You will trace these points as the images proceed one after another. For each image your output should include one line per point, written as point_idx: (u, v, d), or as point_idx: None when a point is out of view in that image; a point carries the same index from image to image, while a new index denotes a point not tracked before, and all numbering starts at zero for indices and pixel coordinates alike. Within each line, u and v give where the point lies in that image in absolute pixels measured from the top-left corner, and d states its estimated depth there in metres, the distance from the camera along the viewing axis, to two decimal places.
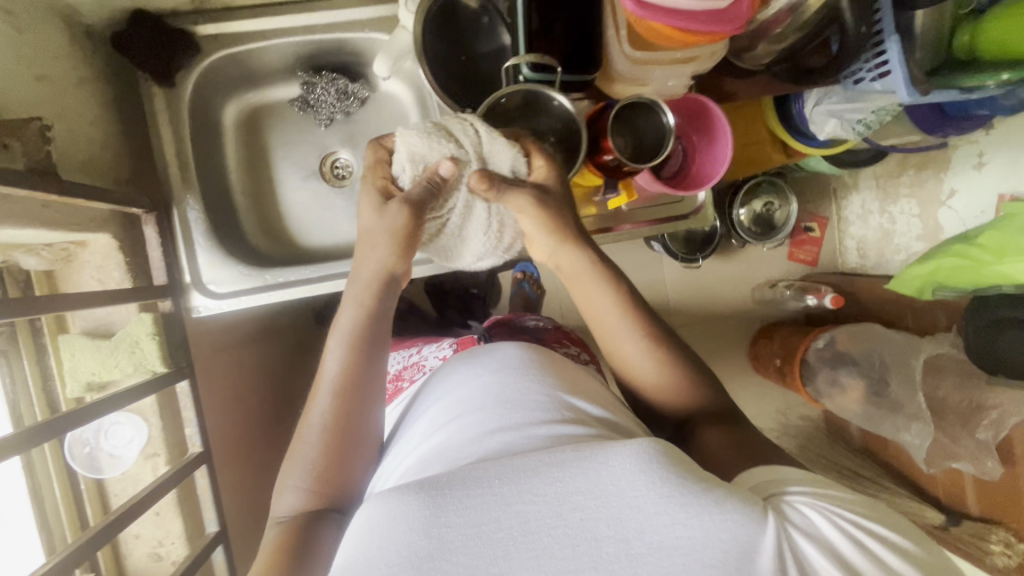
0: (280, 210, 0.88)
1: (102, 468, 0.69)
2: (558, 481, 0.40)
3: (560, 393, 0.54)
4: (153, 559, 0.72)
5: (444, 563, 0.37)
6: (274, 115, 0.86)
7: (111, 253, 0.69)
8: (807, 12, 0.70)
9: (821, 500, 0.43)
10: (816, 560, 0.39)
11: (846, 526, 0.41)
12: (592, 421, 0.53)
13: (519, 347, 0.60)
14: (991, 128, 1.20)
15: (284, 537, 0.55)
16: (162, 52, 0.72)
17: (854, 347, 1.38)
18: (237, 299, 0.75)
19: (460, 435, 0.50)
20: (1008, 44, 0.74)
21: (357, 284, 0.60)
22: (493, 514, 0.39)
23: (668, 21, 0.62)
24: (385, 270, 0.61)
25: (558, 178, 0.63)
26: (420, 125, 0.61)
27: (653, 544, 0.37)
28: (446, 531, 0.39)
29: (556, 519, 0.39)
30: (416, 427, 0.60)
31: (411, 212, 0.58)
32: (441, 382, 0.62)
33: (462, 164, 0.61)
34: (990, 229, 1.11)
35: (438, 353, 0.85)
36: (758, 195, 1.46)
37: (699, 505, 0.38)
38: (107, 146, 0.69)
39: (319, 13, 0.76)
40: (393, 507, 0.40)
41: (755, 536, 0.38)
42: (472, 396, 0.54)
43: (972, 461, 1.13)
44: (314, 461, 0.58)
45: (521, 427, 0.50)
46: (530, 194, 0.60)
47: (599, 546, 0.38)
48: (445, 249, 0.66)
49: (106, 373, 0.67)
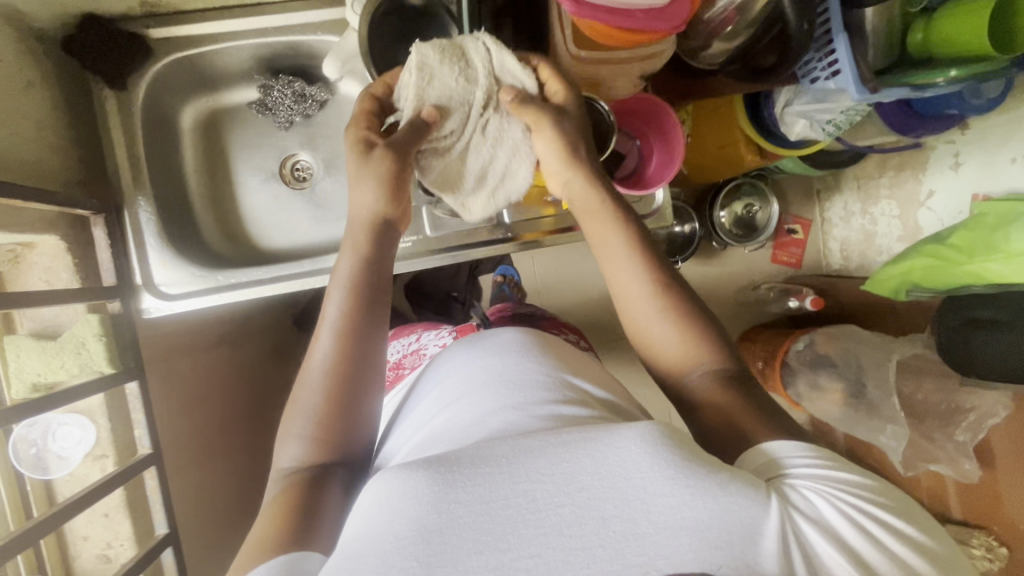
0: (240, 211, 0.88)
1: (50, 469, 0.69)
2: (564, 463, 0.44)
3: (562, 378, 0.59)
4: (102, 561, 0.72)
5: (455, 537, 0.41)
6: (233, 117, 0.87)
7: (59, 254, 0.69)
8: (753, 11, 0.69)
9: (827, 484, 0.47)
10: (818, 542, 0.43)
11: (849, 512, 0.45)
12: (593, 405, 0.58)
13: (519, 333, 0.66)
14: (966, 127, 1.18)
15: (287, 489, 0.55)
16: (113, 56, 0.73)
17: (833, 349, 1.34)
18: (188, 300, 0.76)
19: (471, 421, 0.55)
20: (956, 41, 0.73)
21: (352, 229, 0.63)
22: (501, 493, 0.43)
23: (604, 18, 0.62)
24: (376, 214, 0.63)
25: (576, 100, 0.68)
26: (436, 43, 0.65)
27: (659, 523, 0.41)
28: (456, 507, 0.42)
29: (563, 498, 0.42)
30: (424, 410, 0.64)
31: (402, 151, 0.63)
32: (444, 370, 0.66)
33: (470, 83, 0.67)
34: (962, 228, 1.09)
35: (438, 341, 0.89)
36: (738, 196, 1.43)
37: (702, 487, 0.42)
38: (56, 149, 0.70)
39: (271, 16, 0.76)
40: (404, 484, 0.44)
41: (757, 518, 0.42)
42: (481, 386, 0.58)
43: (949, 464, 1.14)
44: (315, 406, 0.58)
45: (527, 414, 0.54)
46: (548, 113, 0.65)
47: (605, 525, 0.41)
48: (448, 174, 0.71)
49: (51, 374, 0.67)
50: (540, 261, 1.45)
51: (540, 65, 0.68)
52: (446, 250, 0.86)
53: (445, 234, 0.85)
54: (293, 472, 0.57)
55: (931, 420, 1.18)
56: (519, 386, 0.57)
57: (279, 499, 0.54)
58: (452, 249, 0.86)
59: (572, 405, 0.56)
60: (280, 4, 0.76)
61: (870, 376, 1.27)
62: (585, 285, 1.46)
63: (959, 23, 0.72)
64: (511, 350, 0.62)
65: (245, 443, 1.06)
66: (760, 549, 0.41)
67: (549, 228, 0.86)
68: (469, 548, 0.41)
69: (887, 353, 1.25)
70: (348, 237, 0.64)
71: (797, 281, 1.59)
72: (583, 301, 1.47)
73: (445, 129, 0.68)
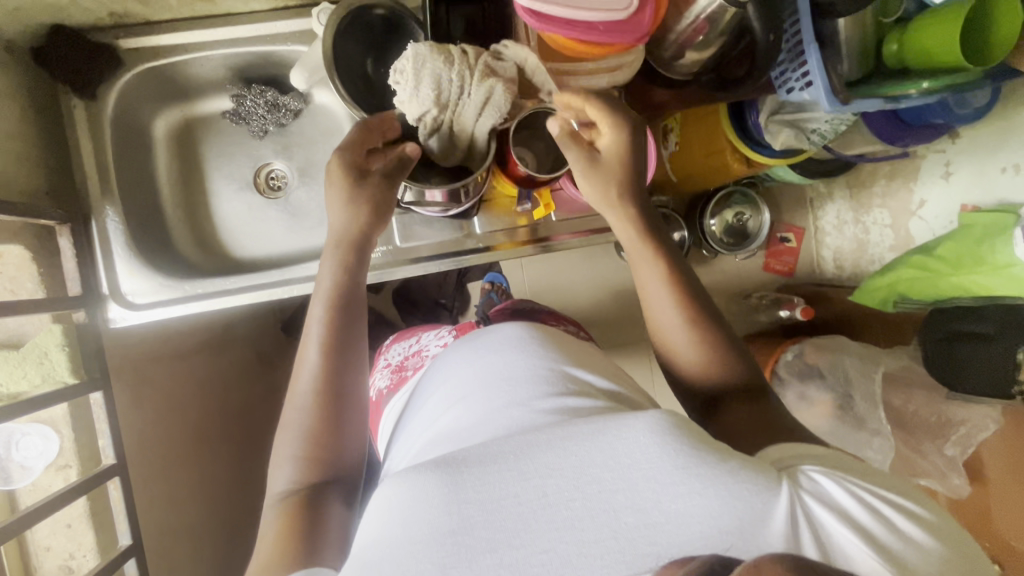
0: (213, 220, 0.88)
1: (13, 479, 0.70)
2: (573, 457, 0.45)
3: (563, 366, 0.59)
4: (63, 572, 0.72)
5: (469, 537, 0.43)
6: (207, 126, 0.87)
7: (24, 264, 0.70)
8: (723, 22, 0.68)
9: (835, 472, 0.47)
10: (831, 524, 0.43)
11: (861, 495, 0.44)
12: (596, 391, 0.58)
13: (520, 326, 0.66)
14: (956, 137, 1.16)
15: (288, 512, 0.55)
16: (81, 67, 0.73)
17: (822, 360, 1.27)
18: (154, 310, 0.76)
19: (477, 415, 0.55)
20: (927, 51, 0.72)
21: (331, 250, 0.65)
22: (512, 490, 0.44)
23: (564, 31, 0.61)
24: (354, 233, 0.65)
25: (619, 143, 0.65)
26: (425, 44, 0.62)
27: (670, 512, 0.43)
28: (468, 507, 0.44)
29: (574, 493, 0.44)
30: (430, 403, 0.65)
31: (388, 187, 0.66)
32: (448, 363, 0.67)
33: (464, 79, 0.63)
34: (948, 240, 1.06)
35: (438, 341, 0.89)
36: (729, 205, 1.40)
37: (712, 476, 0.43)
38: (24, 159, 0.70)
39: (242, 26, 0.76)
40: (415, 487, 0.45)
41: (767, 501, 0.43)
42: (485, 380, 0.59)
43: (939, 479, 1.09)
44: (305, 424, 0.59)
45: (533, 405, 0.54)
46: (580, 161, 0.66)
47: (618, 517, 0.43)
48: (459, 150, 0.71)
49: (13, 384, 0.68)
50: (529, 269, 1.41)
51: (587, 101, 0.65)
52: (417, 261, 0.85)
53: (415, 245, 0.85)
54: (288, 494, 0.57)
55: (921, 433, 1.14)
56: (522, 378, 0.57)
57: (281, 521, 0.54)
58: (425, 259, 0.86)
59: (577, 393, 0.56)
60: (250, 15, 0.76)
61: (859, 389, 1.21)
62: (573, 293, 1.43)
63: (934, 32, 0.70)
64: (514, 342, 0.63)
65: (225, 450, 1.06)
66: (768, 534, 0.42)
67: (522, 238, 0.85)
68: (484, 547, 0.43)
69: (874, 364, 1.21)
70: (327, 257, 0.66)
71: (795, 291, 1.52)
72: (568, 311, 1.44)
73: (449, 116, 0.66)
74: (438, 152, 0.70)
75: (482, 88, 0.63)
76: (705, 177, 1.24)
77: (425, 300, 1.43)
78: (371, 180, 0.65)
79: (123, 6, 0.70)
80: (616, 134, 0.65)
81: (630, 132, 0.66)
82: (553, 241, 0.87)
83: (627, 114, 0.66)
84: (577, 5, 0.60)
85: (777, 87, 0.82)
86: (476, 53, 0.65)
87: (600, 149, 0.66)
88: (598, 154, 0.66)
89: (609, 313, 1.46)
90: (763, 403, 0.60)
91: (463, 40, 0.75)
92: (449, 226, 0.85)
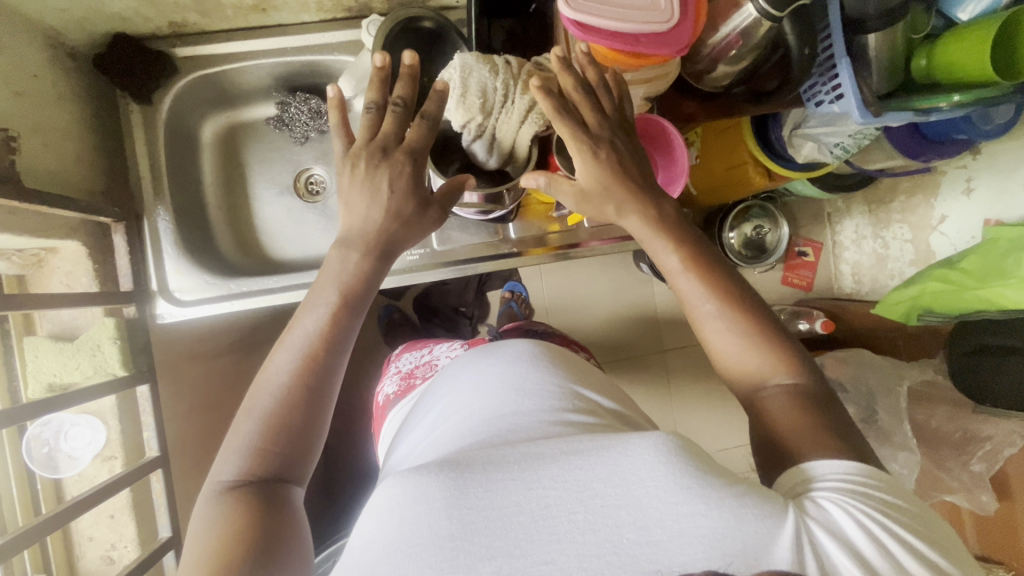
0: (254, 222, 0.90)
1: (59, 468, 0.73)
2: (576, 470, 0.47)
3: (569, 384, 0.62)
4: (106, 562, 0.75)
5: (468, 542, 0.44)
6: (251, 132, 0.90)
7: (80, 259, 0.74)
8: (756, 37, 0.70)
9: (851, 497, 0.48)
10: (834, 551, 0.44)
11: (871, 528, 0.46)
12: (598, 410, 0.60)
13: (529, 344, 0.68)
14: (977, 153, 1.19)
15: (234, 507, 0.54)
16: (138, 73, 0.77)
17: (844, 374, 1.23)
18: (200, 306, 0.79)
19: (479, 421, 0.57)
20: (958, 66, 0.74)
21: (350, 246, 0.64)
22: (513, 500, 0.46)
23: (609, 43, 0.64)
24: (377, 237, 0.65)
25: (592, 171, 0.65)
26: (467, 57, 0.65)
27: (672, 531, 0.44)
28: (468, 513, 0.45)
29: (576, 505, 0.45)
30: (434, 408, 0.67)
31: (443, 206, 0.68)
32: (458, 372, 0.68)
33: (508, 87, 0.65)
34: (973, 253, 1.08)
35: (450, 352, 0.90)
36: (747, 218, 1.41)
37: (717, 499, 0.45)
38: (83, 160, 0.74)
39: (292, 36, 0.80)
40: (415, 489, 0.47)
41: (772, 527, 0.44)
42: (492, 390, 0.61)
43: (965, 495, 1.07)
44: (273, 416, 0.58)
45: (537, 418, 0.56)
46: (572, 195, 0.68)
47: (619, 532, 0.44)
48: (507, 156, 0.72)
49: (66, 374, 0.71)
50: (548, 277, 1.43)
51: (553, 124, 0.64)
52: (453, 264, 0.88)
53: (451, 248, 0.87)
54: (233, 486, 0.56)
55: (945, 449, 1.12)
56: (528, 391, 0.60)
57: (228, 515, 0.53)
58: (457, 263, 0.88)
59: (580, 411, 0.58)
60: (299, 26, 0.80)
61: (882, 402, 1.17)
62: (591, 303, 1.45)
63: (964, 49, 0.72)
64: (522, 357, 0.65)
65: None
66: (775, 560, 0.43)
67: (555, 243, 0.88)
68: (483, 554, 0.44)
69: (898, 377, 1.19)
70: (342, 239, 0.65)
71: (808, 305, 1.47)
72: (588, 319, 1.45)
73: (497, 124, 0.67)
74: (487, 159, 0.71)
75: (526, 98, 0.65)
76: (723, 192, 1.25)
77: (446, 307, 1.39)
78: (429, 216, 0.68)
79: (182, 16, 0.74)
80: (585, 161, 0.64)
81: (604, 158, 0.65)
82: (581, 246, 0.89)
83: (592, 135, 0.64)
84: (623, 19, 0.62)
85: (805, 100, 0.85)
86: (518, 64, 0.68)
87: (580, 180, 0.66)
88: (582, 186, 0.66)
89: (628, 324, 1.47)
90: (825, 410, 0.59)
91: (504, 51, 0.78)
92: (485, 230, 0.88)
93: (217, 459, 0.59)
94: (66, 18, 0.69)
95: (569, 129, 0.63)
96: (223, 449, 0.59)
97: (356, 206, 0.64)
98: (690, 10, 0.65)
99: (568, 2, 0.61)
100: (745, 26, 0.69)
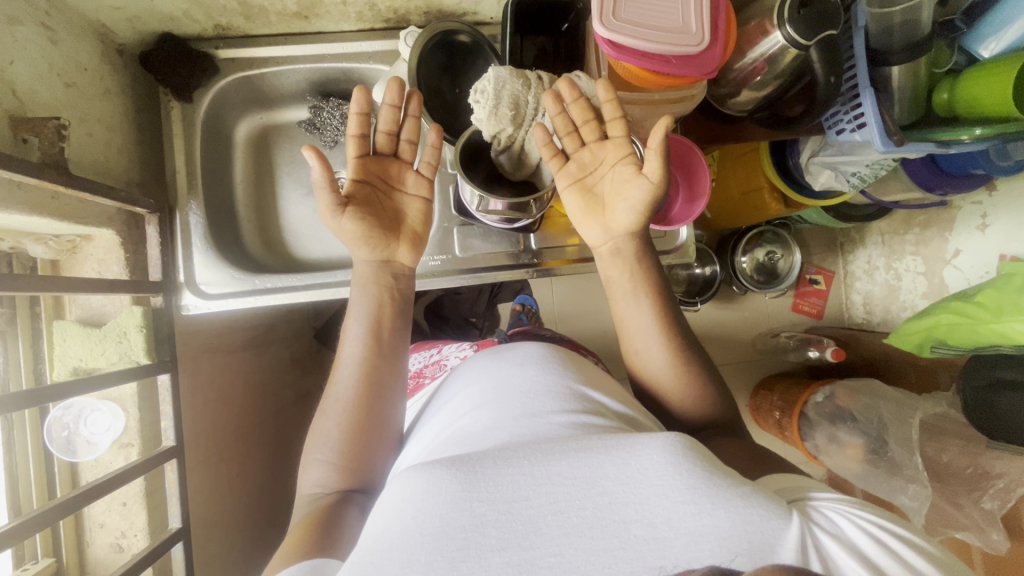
0: (280, 223, 0.93)
1: (77, 452, 0.78)
2: (585, 466, 0.45)
3: (578, 386, 0.61)
4: (115, 549, 0.80)
5: (479, 534, 0.43)
6: (282, 134, 0.93)
7: (112, 248, 0.77)
8: (782, 63, 0.71)
9: (846, 510, 0.48)
10: (841, 557, 0.44)
11: (870, 536, 0.46)
12: (605, 410, 0.60)
13: (539, 347, 0.68)
14: (993, 189, 1.11)
15: (316, 509, 0.61)
16: (182, 71, 0.80)
17: (854, 403, 1.24)
18: (224, 300, 0.81)
19: (490, 421, 0.56)
20: (979, 103, 0.75)
21: (359, 274, 0.71)
22: (523, 493, 0.45)
23: (639, 63, 0.65)
24: (379, 258, 0.71)
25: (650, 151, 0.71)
26: (501, 72, 0.65)
27: (679, 529, 0.43)
28: (479, 505, 0.44)
29: (585, 501, 0.44)
30: (441, 412, 0.67)
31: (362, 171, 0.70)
32: (468, 372, 0.69)
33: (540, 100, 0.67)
34: (989, 287, 0.99)
35: (459, 353, 0.89)
36: (760, 243, 1.40)
37: (722, 499, 0.44)
38: (122, 151, 0.77)
39: (330, 42, 0.83)
40: (428, 481, 0.45)
41: (779, 528, 0.44)
42: (502, 391, 0.60)
43: (977, 532, 1.00)
44: (336, 438, 0.65)
45: (548, 418, 0.55)
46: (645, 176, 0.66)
47: (626, 528, 0.43)
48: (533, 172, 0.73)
49: (92, 359, 0.75)
50: (559, 291, 1.44)
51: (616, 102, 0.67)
52: (473, 271, 0.89)
53: (473, 255, 0.89)
54: (319, 493, 0.63)
55: (956, 484, 1.06)
56: (538, 391, 0.59)
57: (310, 515, 0.61)
58: (476, 272, 0.89)
59: (590, 412, 0.57)
60: (339, 34, 0.83)
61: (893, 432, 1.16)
62: (601, 319, 1.45)
63: (984, 84, 0.73)
64: (532, 359, 0.65)
65: (258, 450, 1.10)
66: (780, 558, 0.43)
67: (575, 257, 0.88)
68: (492, 545, 0.43)
69: (911, 408, 1.16)
70: (357, 277, 0.71)
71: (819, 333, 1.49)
72: (597, 337, 1.46)
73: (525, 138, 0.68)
74: (512, 173, 0.72)
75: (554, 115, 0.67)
76: (739, 216, 1.25)
77: (457, 318, 1.38)
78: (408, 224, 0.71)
79: (228, 19, 0.77)
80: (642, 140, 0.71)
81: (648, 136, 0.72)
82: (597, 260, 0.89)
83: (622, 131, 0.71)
84: (655, 41, 0.63)
85: (826, 127, 0.86)
86: (549, 79, 0.69)
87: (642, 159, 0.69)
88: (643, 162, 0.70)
89: None
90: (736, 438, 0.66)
91: (534, 67, 0.81)
92: (506, 240, 0.89)
93: (301, 474, 0.66)
94: (119, 16, 0.73)
95: (625, 120, 0.67)
96: (304, 465, 0.66)
97: (348, 226, 0.68)
98: (719, 33, 0.66)
99: (602, 21, 0.62)
100: (772, 52, 0.70)
